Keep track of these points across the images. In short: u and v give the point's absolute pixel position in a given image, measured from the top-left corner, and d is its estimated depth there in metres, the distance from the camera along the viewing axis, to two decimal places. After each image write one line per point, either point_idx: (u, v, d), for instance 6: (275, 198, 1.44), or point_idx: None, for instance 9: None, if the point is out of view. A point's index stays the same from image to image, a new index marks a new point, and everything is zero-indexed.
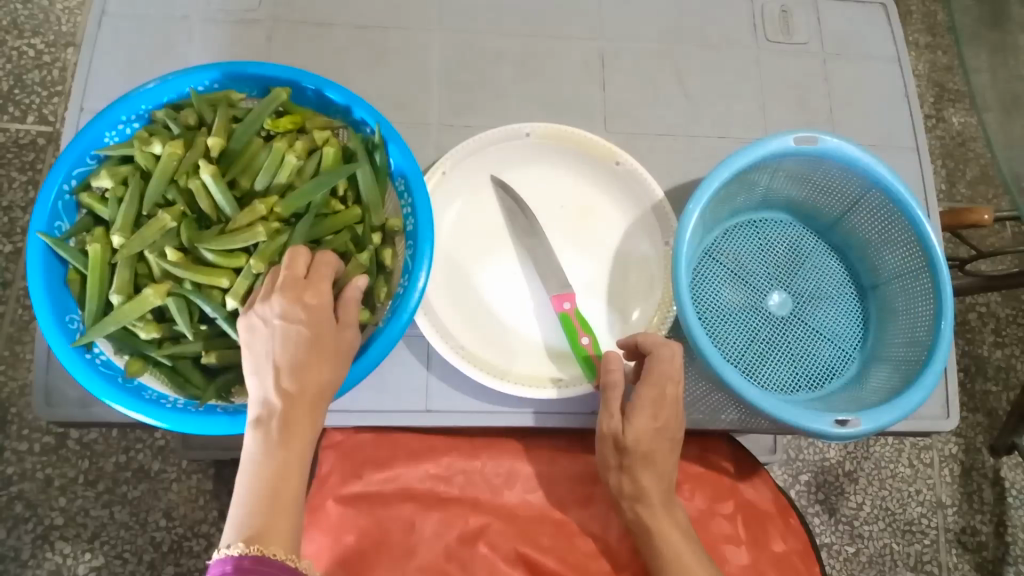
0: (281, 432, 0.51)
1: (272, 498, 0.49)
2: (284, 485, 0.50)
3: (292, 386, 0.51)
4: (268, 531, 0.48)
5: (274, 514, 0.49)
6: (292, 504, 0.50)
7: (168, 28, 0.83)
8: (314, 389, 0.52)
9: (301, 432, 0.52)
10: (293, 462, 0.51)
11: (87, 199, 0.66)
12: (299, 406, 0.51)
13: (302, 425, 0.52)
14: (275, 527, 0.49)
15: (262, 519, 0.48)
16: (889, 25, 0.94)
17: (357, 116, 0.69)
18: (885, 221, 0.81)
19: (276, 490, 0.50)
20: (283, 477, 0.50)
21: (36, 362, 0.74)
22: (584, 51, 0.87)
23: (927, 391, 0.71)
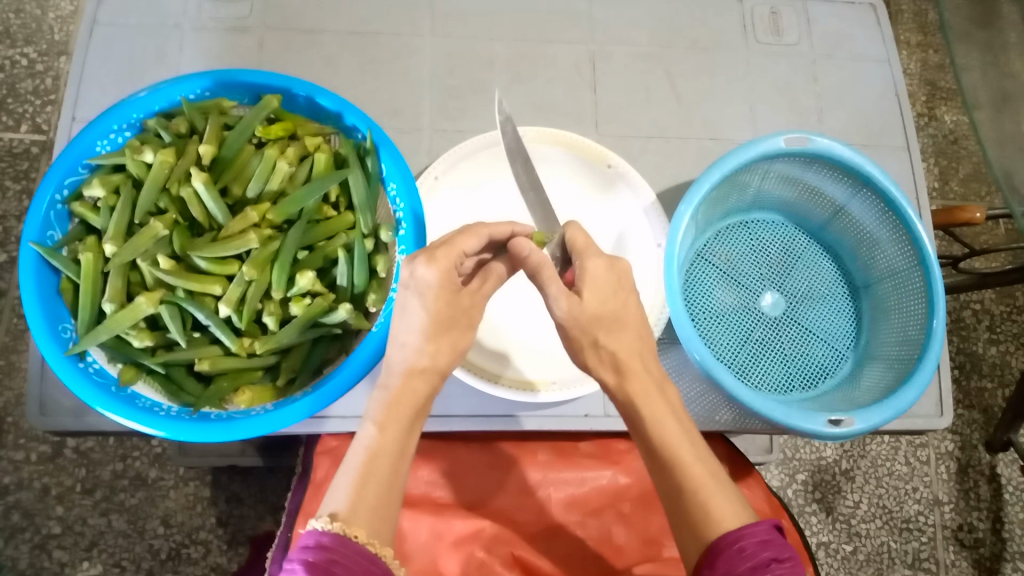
0: (381, 424, 0.55)
1: (363, 473, 0.53)
2: (375, 470, 0.54)
3: (402, 382, 0.57)
4: (351, 513, 0.51)
5: (362, 500, 0.52)
6: (385, 483, 0.54)
7: (158, 37, 0.83)
8: (421, 396, 0.57)
9: (402, 432, 0.56)
10: (388, 456, 0.54)
11: (79, 208, 0.66)
12: (409, 388, 0.57)
13: (403, 426, 0.56)
14: (361, 513, 0.52)
15: (351, 491, 0.53)
16: (878, 25, 0.94)
17: (349, 122, 0.69)
18: (876, 220, 0.81)
19: (365, 468, 0.54)
20: (374, 468, 0.54)
21: (30, 372, 0.74)
22: (575, 55, 0.87)
23: (920, 388, 0.72)
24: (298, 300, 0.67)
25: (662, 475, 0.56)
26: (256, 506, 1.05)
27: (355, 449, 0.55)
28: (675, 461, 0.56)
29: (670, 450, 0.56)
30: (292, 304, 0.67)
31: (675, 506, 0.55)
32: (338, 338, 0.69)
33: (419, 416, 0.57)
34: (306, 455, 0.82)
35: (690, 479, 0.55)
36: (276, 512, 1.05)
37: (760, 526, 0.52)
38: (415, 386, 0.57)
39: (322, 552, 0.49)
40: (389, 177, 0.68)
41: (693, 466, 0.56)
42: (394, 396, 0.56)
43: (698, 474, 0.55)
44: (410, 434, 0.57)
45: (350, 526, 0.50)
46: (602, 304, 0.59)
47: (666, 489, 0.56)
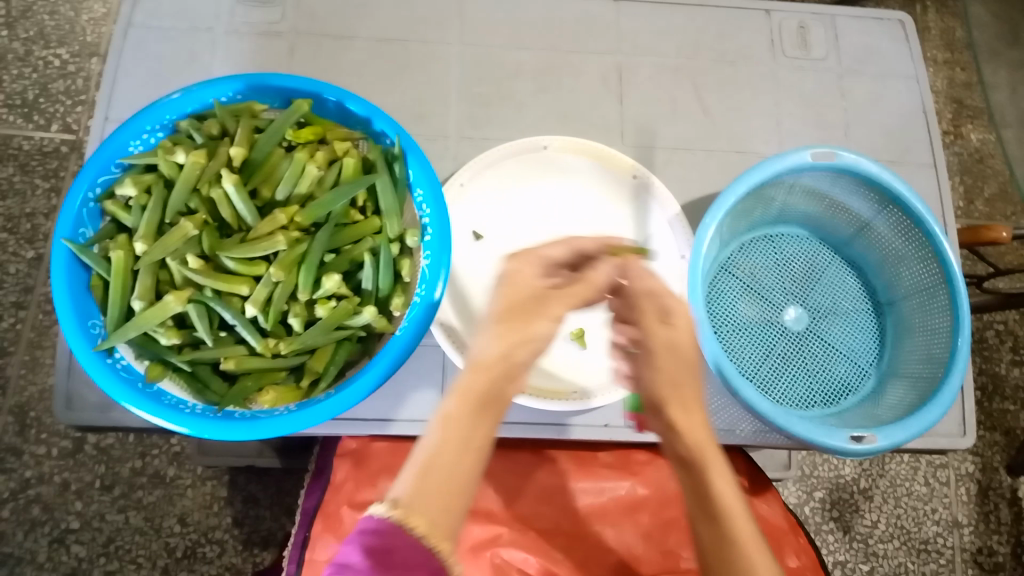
0: (449, 410, 0.49)
1: (426, 464, 0.47)
2: (438, 461, 0.47)
3: (471, 372, 0.50)
4: (414, 499, 0.46)
5: (427, 488, 0.46)
6: (450, 476, 0.47)
7: (192, 41, 0.84)
8: (490, 387, 0.50)
9: (469, 423, 0.49)
10: (454, 446, 0.48)
11: (111, 206, 0.67)
12: (479, 379, 0.50)
13: (470, 418, 0.49)
14: (424, 500, 0.46)
15: (412, 482, 0.47)
16: (906, 42, 0.94)
17: (378, 127, 0.70)
18: (902, 237, 0.81)
19: (428, 460, 0.48)
20: (436, 459, 0.48)
21: (57, 367, 0.75)
22: (601, 66, 0.88)
23: (944, 407, 0.71)
24: (323, 303, 0.68)
25: (707, 524, 0.53)
26: (272, 507, 1.06)
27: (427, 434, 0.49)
28: (724, 513, 0.52)
29: (724, 504, 0.53)
30: (317, 306, 0.67)
31: (715, 557, 0.52)
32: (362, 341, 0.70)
33: (491, 409, 0.50)
34: (323, 456, 0.82)
35: (738, 534, 0.52)
36: (292, 514, 1.06)
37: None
38: (483, 379, 0.50)
39: (377, 541, 0.45)
40: (415, 183, 0.69)
41: (743, 525, 0.52)
42: (471, 386, 0.50)
43: (746, 532, 0.52)
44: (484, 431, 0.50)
45: (411, 514, 0.45)
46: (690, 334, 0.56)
47: (709, 538, 0.52)
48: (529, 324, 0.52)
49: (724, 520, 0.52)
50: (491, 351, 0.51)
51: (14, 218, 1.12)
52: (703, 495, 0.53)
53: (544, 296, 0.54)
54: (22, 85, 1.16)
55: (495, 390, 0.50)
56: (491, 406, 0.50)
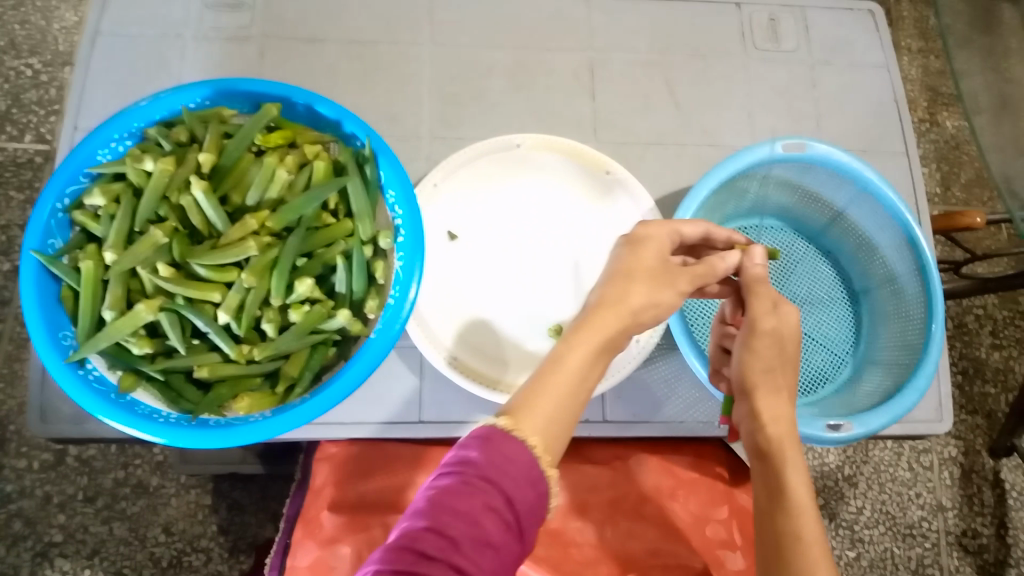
0: (570, 345, 0.54)
1: (542, 387, 0.52)
2: (556, 387, 0.53)
3: (600, 310, 0.56)
4: (527, 417, 0.50)
5: (539, 408, 0.51)
6: (562, 402, 0.52)
7: (160, 47, 0.84)
8: (612, 329, 0.56)
9: (587, 356, 0.54)
10: (567, 374, 0.53)
11: (80, 216, 0.66)
12: (604, 316, 0.56)
13: (590, 350, 0.55)
14: (539, 417, 0.51)
15: (529, 400, 0.52)
16: (877, 31, 0.94)
17: (348, 129, 0.70)
18: (875, 225, 0.81)
19: (548, 382, 0.53)
20: (553, 382, 0.53)
21: (30, 380, 0.74)
22: (573, 62, 0.88)
23: (919, 393, 0.71)
24: (297, 307, 0.67)
25: (773, 519, 0.54)
26: (257, 513, 1.06)
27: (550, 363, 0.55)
28: (795, 510, 0.54)
29: (793, 497, 0.54)
30: (291, 311, 0.67)
31: (775, 556, 0.52)
32: (337, 344, 0.70)
33: (607, 352, 0.56)
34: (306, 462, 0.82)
35: (804, 532, 0.53)
36: (277, 520, 1.06)
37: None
38: (610, 319, 0.56)
39: (490, 447, 0.48)
40: (387, 184, 0.69)
41: (810, 521, 0.53)
42: (596, 323, 0.55)
43: (812, 532, 0.53)
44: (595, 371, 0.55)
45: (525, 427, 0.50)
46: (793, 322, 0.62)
47: (773, 534, 0.53)
48: (657, 284, 0.58)
49: (791, 518, 0.53)
50: (627, 298, 0.56)
51: None
52: (776, 489, 0.55)
53: (673, 271, 0.59)
54: None
55: (616, 333, 0.56)
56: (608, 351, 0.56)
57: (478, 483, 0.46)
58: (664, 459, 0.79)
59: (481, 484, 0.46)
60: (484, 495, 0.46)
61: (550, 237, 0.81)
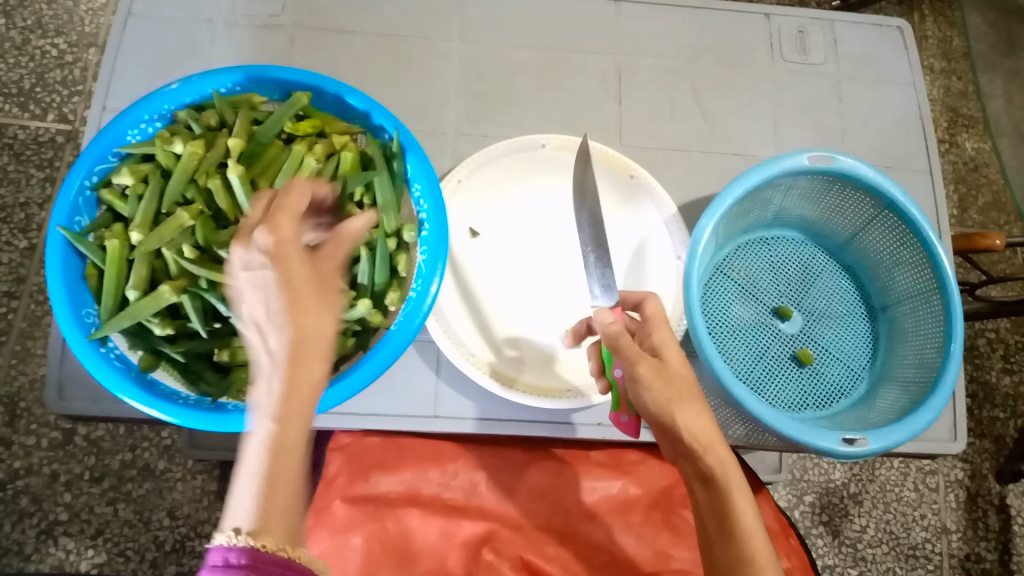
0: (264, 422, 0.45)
1: (269, 481, 0.45)
2: (277, 470, 0.45)
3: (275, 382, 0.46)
4: (262, 519, 0.44)
5: (271, 506, 0.45)
6: (294, 482, 0.46)
7: (192, 31, 0.84)
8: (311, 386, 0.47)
9: (301, 426, 0.46)
10: (288, 454, 0.46)
11: (107, 195, 0.67)
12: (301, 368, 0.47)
13: (302, 423, 0.46)
14: (272, 516, 0.44)
15: (263, 502, 0.44)
16: (905, 49, 0.94)
17: (377, 121, 0.70)
18: (897, 242, 0.81)
19: (270, 467, 0.45)
20: (278, 469, 0.45)
21: (50, 355, 0.74)
22: (601, 66, 0.88)
23: (935, 412, 0.71)
24: None
25: (723, 543, 0.54)
26: None
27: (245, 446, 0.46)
28: (742, 534, 0.54)
29: (737, 521, 0.54)
30: None
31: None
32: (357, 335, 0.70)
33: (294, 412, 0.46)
34: (319, 450, 0.83)
35: (754, 552, 0.53)
36: None
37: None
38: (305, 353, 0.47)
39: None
40: (414, 178, 0.69)
41: (759, 542, 0.54)
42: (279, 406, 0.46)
43: (764, 553, 0.53)
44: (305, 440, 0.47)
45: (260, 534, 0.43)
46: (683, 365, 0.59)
47: (723, 554, 0.54)
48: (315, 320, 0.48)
49: (739, 541, 0.54)
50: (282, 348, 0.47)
51: (8, 207, 1.11)
52: (722, 515, 0.55)
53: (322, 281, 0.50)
54: (18, 74, 1.16)
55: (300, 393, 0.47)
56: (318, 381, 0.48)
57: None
58: None
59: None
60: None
61: (576, 239, 0.81)
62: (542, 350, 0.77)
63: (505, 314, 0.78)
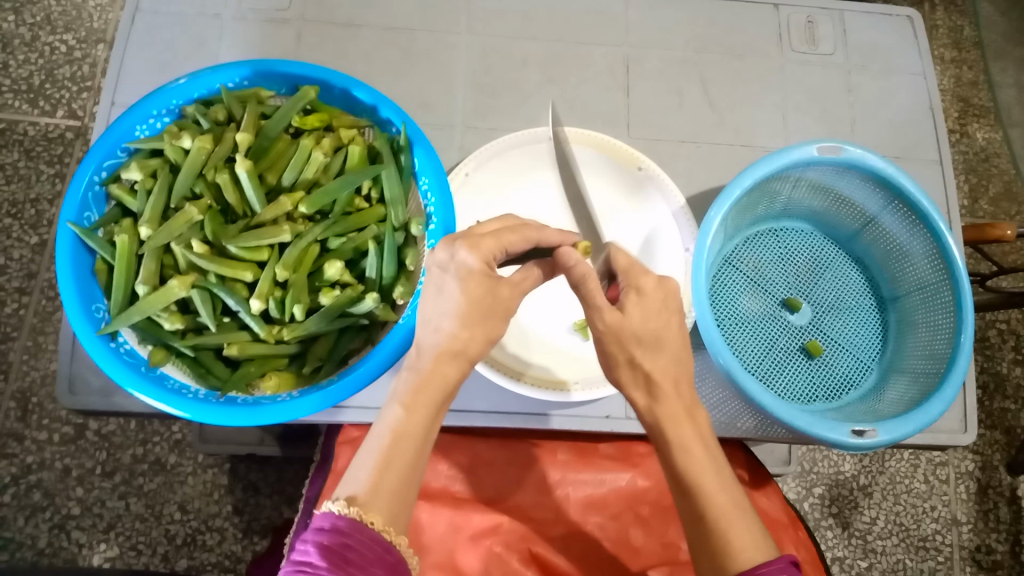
0: (411, 407, 0.53)
1: (389, 456, 0.52)
2: (396, 456, 0.52)
3: (432, 365, 0.54)
4: (371, 497, 0.50)
5: (381, 486, 0.51)
6: (411, 472, 0.52)
7: (199, 27, 0.84)
8: (451, 381, 0.54)
9: (429, 416, 0.54)
10: (411, 441, 0.52)
11: (116, 190, 0.67)
12: (444, 361, 0.54)
13: (431, 410, 0.54)
14: (378, 498, 0.50)
15: (379, 484, 0.51)
16: (914, 38, 0.94)
17: (384, 115, 0.70)
18: (907, 232, 0.81)
19: (389, 450, 0.52)
20: (397, 450, 0.52)
21: (61, 351, 0.75)
22: (609, 59, 0.88)
23: (945, 404, 0.71)
24: (328, 291, 0.68)
25: (683, 498, 0.54)
26: (272, 496, 1.06)
27: (381, 421, 0.54)
28: (698, 489, 0.53)
29: (695, 479, 0.53)
30: (322, 294, 0.67)
31: (694, 536, 0.53)
32: (364, 330, 0.70)
33: (441, 404, 0.54)
34: (326, 444, 0.82)
35: (711, 506, 0.52)
36: (292, 502, 1.06)
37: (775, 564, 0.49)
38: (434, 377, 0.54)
39: (339, 537, 0.49)
40: (421, 171, 0.69)
41: (719, 494, 0.53)
42: (415, 385, 0.54)
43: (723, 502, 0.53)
44: (435, 420, 0.54)
45: (367, 511, 0.50)
46: (651, 320, 0.57)
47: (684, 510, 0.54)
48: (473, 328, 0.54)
49: (696, 497, 0.53)
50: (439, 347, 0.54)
51: (19, 203, 1.12)
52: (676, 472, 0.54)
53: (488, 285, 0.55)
54: (27, 70, 1.16)
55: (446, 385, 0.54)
56: (442, 401, 0.54)
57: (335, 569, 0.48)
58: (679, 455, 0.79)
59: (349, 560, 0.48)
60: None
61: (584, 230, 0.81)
62: (549, 342, 0.77)
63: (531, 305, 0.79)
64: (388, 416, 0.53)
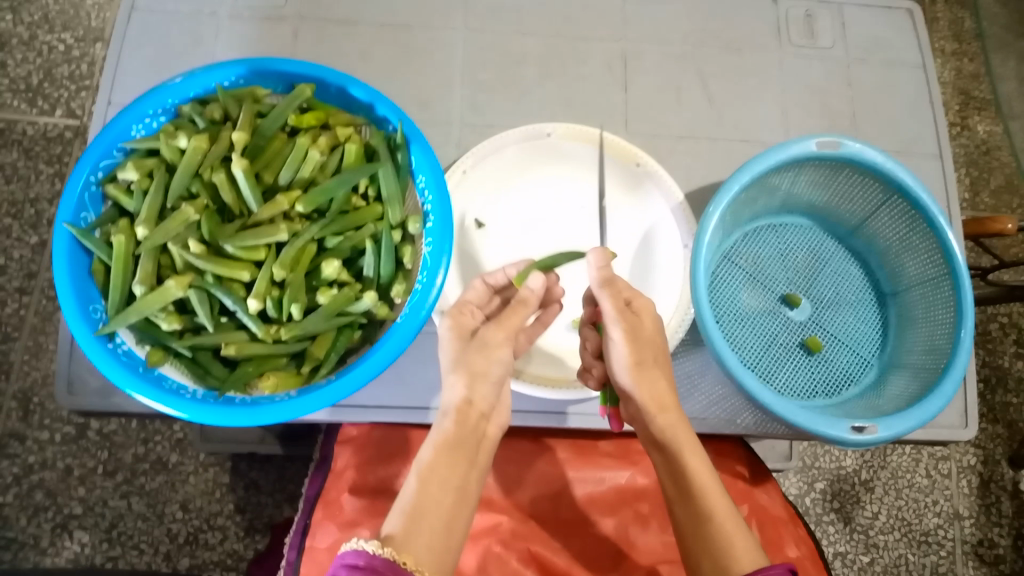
0: (438, 461, 0.58)
1: (419, 506, 0.56)
2: (425, 506, 0.56)
3: (455, 419, 0.60)
4: (403, 542, 0.54)
5: (414, 535, 0.54)
6: (442, 526, 0.56)
7: (195, 25, 0.84)
8: (470, 433, 0.60)
9: (455, 470, 0.58)
10: (433, 492, 0.57)
11: (112, 190, 0.67)
12: (465, 426, 0.60)
13: (455, 463, 0.58)
14: (412, 542, 0.54)
15: (410, 533, 0.54)
16: (914, 31, 0.93)
17: (380, 113, 0.70)
18: (907, 227, 0.80)
19: (417, 502, 0.56)
20: (424, 499, 0.56)
21: (59, 352, 0.75)
22: (607, 54, 0.87)
23: (945, 399, 0.71)
24: (325, 290, 0.68)
25: (686, 502, 0.60)
26: (273, 494, 1.06)
27: (411, 476, 0.58)
28: (700, 492, 0.60)
29: (699, 487, 0.60)
30: (320, 293, 0.68)
31: (693, 537, 0.59)
32: (363, 328, 0.70)
33: (462, 455, 0.59)
34: (325, 442, 0.82)
35: (712, 507, 0.59)
36: (293, 500, 1.07)
37: (775, 568, 0.54)
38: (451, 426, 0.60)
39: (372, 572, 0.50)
40: (418, 169, 0.69)
41: (718, 498, 0.60)
42: (441, 436, 0.59)
43: (721, 507, 0.59)
44: (466, 476, 0.59)
45: (399, 553, 0.53)
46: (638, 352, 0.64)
47: (685, 517, 0.60)
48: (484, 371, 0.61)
49: (698, 499, 0.60)
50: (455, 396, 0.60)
51: (18, 203, 1.12)
52: (680, 476, 0.61)
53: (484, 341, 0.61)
54: (26, 70, 1.16)
55: (465, 439, 0.60)
56: (464, 449, 0.59)
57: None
58: None
59: None
60: None
61: (580, 223, 0.81)
62: (549, 338, 0.77)
63: (570, 245, 0.80)
64: (415, 472, 0.58)
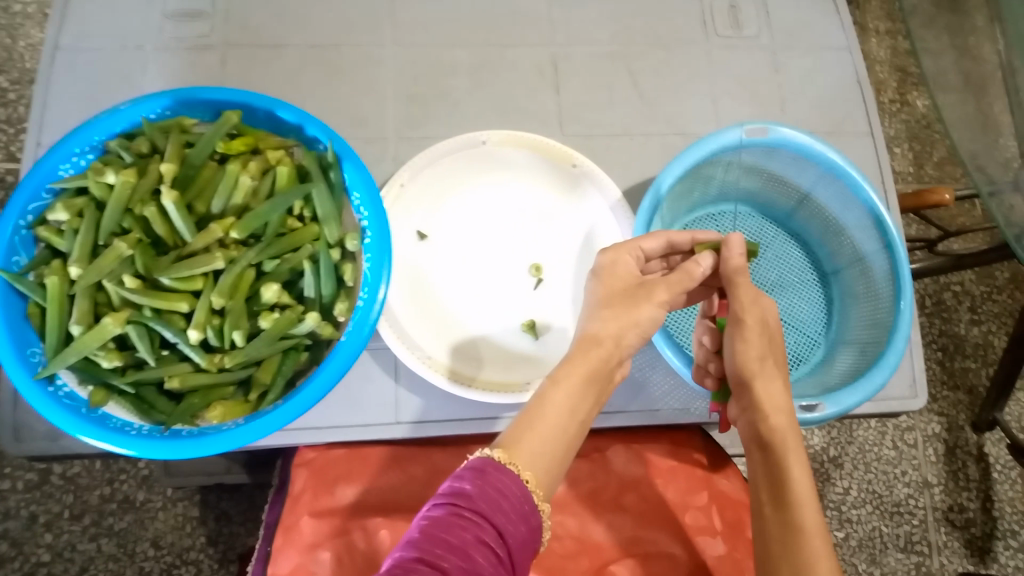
0: (566, 385, 0.60)
1: (541, 419, 0.58)
2: (547, 417, 0.58)
3: (587, 348, 0.62)
4: (521, 449, 0.56)
5: (530, 436, 0.57)
6: (562, 442, 0.58)
7: (121, 60, 0.83)
8: (604, 365, 0.62)
9: (578, 393, 0.60)
10: (560, 410, 0.59)
11: (43, 233, 0.66)
12: (602, 352, 0.62)
13: (579, 387, 0.60)
14: (526, 446, 0.56)
15: (526, 436, 0.57)
16: (837, 14, 0.95)
17: (310, 133, 0.71)
18: (842, 206, 0.82)
19: (541, 412, 0.59)
20: (544, 413, 0.59)
21: (2, 401, 0.74)
22: (537, 58, 0.88)
23: (889, 371, 0.72)
24: (267, 314, 0.67)
25: (779, 510, 0.58)
26: (245, 523, 1.05)
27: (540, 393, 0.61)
28: (797, 502, 0.58)
29: (795, 494, 0.58)
30: (261, 318, 0.67)
31: (780, 545, 0.57)
32: (309, 349, 0.70)
33: (593, 385, 0.61)
34: (283, 467, 0.82)
35: (806, 519, 0.57)
36: None
37: None
38: (594, 356, 0.61)
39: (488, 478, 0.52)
40: (353, 187, 0.70)
41: (808, 511, 0.58)
42: (586, 360, 0.61)
43: (813, 520, 0.57)
44: (590, 405, 0.61)
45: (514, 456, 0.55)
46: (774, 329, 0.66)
47: (776, 525, 0.58)
48: (634, 311, 0.63)
49: (793, 508, 0.58)
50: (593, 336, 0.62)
51: None
52: (778, 481, 0.59)
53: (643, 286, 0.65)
54: None
55: (600, 370, 0.62)
56: (597, 384, 0.61)
57: (471, 517, 0.49)
58: (642, 449, 0.79)
59: (475, 518, 0.49)
60: (476, 529, 0.49)
61: (519, 229, 0.82)
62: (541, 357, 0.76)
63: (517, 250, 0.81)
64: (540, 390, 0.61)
